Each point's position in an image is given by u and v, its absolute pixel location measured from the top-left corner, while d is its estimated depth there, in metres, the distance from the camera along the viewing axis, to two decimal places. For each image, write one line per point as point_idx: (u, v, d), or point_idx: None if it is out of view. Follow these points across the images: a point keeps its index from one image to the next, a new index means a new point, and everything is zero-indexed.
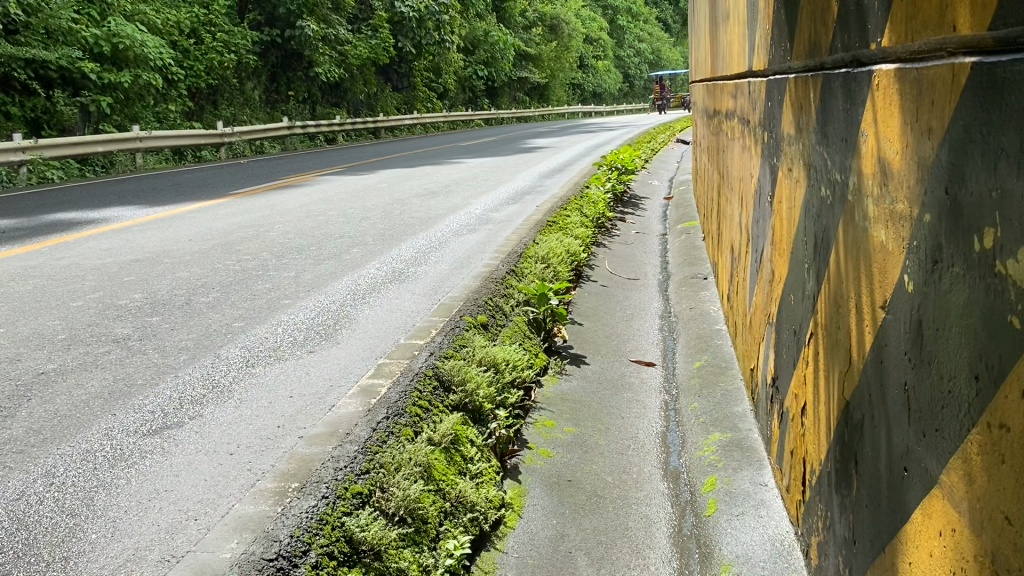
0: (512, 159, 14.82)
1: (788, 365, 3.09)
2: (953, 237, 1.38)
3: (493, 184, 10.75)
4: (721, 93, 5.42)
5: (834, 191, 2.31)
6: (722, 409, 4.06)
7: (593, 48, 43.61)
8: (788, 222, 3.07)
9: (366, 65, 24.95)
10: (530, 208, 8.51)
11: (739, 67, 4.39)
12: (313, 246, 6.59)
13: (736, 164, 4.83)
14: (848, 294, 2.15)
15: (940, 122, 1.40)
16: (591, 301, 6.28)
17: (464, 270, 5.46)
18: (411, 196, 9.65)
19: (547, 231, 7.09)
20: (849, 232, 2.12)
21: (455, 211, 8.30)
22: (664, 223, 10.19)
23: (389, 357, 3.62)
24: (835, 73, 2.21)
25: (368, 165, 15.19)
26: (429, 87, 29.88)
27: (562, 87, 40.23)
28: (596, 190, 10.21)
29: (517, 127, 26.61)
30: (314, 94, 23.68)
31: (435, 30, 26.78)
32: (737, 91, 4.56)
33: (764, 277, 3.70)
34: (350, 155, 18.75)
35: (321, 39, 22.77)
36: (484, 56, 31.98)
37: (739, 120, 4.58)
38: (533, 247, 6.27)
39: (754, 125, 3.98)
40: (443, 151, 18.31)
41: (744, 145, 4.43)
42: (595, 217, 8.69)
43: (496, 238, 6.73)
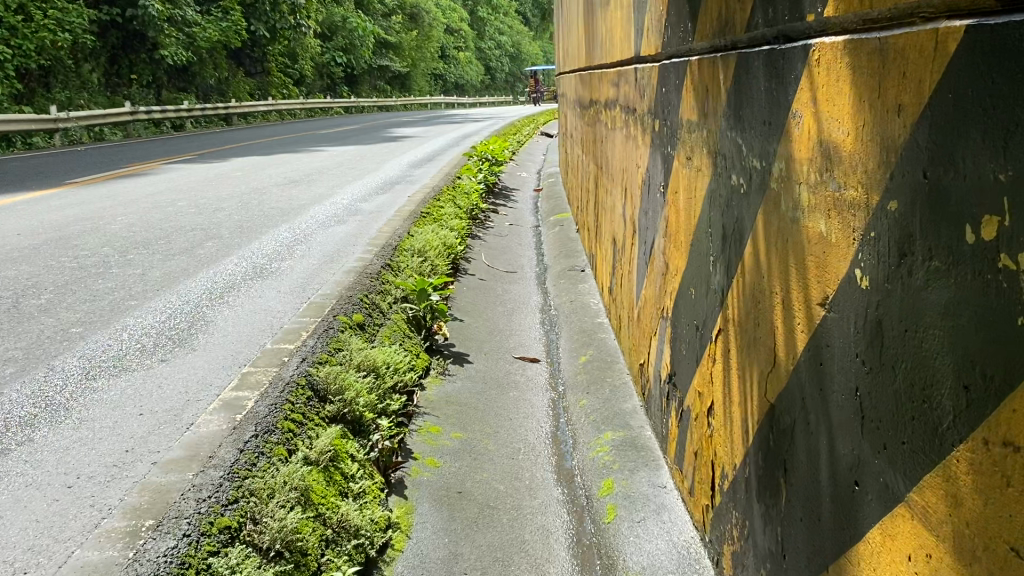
0: (377, 149, 14.39)
1: (685, 363, 2.94)
2: (932, 227, 1.22)
3: (358, 173, 10.34)
4: (600, 81, 5.29)
5: (749, 179, 2.15)
6: (612, 406, 3.91)
7: (454, 39, 43.38)
8: (686, 212, 2.92)
9: (217, 48, 23.79)
10: (400, 198, 8.19)
11: (623, 52, 4.24)
12: (163, 240, 6.05)
13: (618, 153, 4.70)
14: (770, 289, 1.99)
15: (915, 97, 1.23)
16: (469, 295, 6.05)
17: (334, 265, 5.10)
18: (271, 185, 9.12)
19: (420, 223, 6.79)
20: (772, 223, 1.97)
21: (320, 202, 7.87)
22: (535, 214, 10.10)
23: (256, 365, 3.25)
24: (754, 51, 2.04)
25: (223, 153, 14.40)
26: (285, 73, 28.84)
27: (423, 77, 39.78)
28: (466, 180, 9.99)
29: (378, 117, 26.08)
30: (160, 78, 22.36)
31: (290, 15, 25.90)
32: (620, 78, 4.42)
33: (655, 271, 3.57)
34: (202, 142, 17.78)
35: (167, 20, 21.52)
36: (343, 43, 31.16)
37: (622, 108, 4.44)
38: (407, 240, 5.97)
39: (641, 112, 3.84)
40: (303, 140, 17.64)
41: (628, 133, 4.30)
42: (467, 208, 8.47)
43: (365, 230, 6.38)
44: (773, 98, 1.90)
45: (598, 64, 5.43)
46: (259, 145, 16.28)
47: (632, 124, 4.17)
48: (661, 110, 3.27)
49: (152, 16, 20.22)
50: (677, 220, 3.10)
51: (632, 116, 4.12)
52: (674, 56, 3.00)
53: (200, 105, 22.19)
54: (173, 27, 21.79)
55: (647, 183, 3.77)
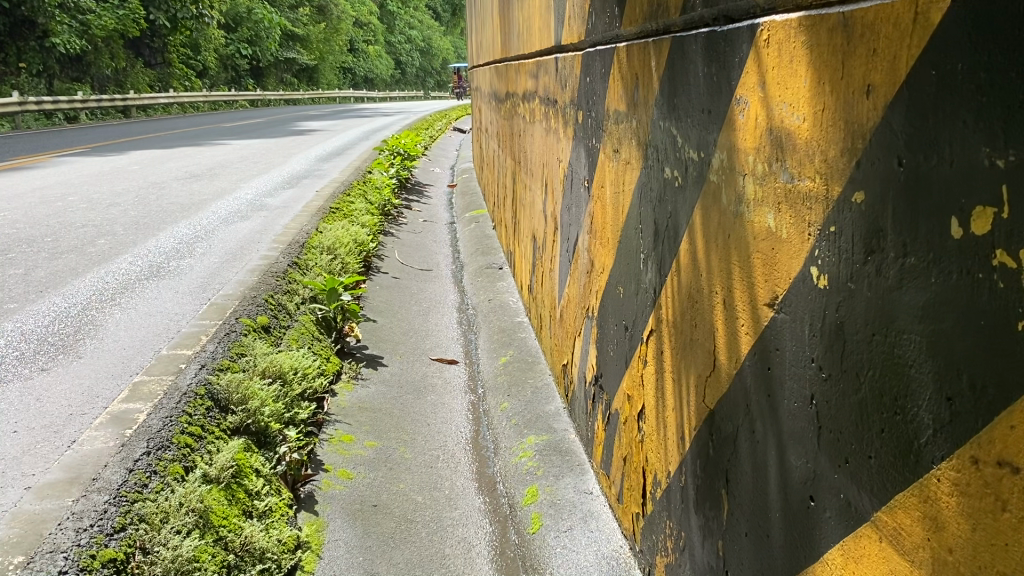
0: (284, 143, 13.93)
1: (613, 365, 2.81)
2: (906, 221, 1.10)
3: (264, 168, 9.94)
4: (518, 72, 5.14)
5: (683, 171, 2.03)
6: (534, 409, 3.76)
7: (363, 33, 42.71)
8: (613, 207, 2.79)
9: (113, 37, 22.75)
10: (308, 193, 7.88)
11: (543, 43, 4.10)
12: (49, 237, 5.62)
13: (538, 147, 4.56)
14: (708, 287, 1.87)
15: (888, 76, 1.11)
16: (382, 294, 5.82)
17: (237, 263, 4.81)
18: (171, 180, 8.67)
19: (330, 219, 6.52)
20: (710, 217, 1.84)
21: (222, 197, 7.50)
22: (449, 211, 9.90)
23: (149, 373, 2.97)
24: (690, 35, 1.92)
25: (120, 146, 13.71)
26: (187, 65, 27.81)
27: (333, 71, 39.02)
28: (378, 176, 9.71)
29: (286, 110, 25.41)
30: (52, 67, 21.23)
31: (191, 4, 25.01)
32: (539, 69, 4.28)
33: (579, 268, 3.44)
34: (96, 135, 16.93)
35: (58, 6, 20.44)
36: (248, 34, 30.24)
37: (541, 101, 4.31)
38: (317, 236, 5.71)
39: (562, 103, 3.70)
40: (206, 133, 16.98)
41: (548, 126, 4.16)
42: (379, 204, 8.22)
43: (272, 226, 6.07)
44: (712, 84, 1.77)
45: (515, 56, 5.29)
46: (159, 138, 15.58)
47: (552, 116, 4.03)
48: (584, 100, 3.14)
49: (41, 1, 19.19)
50: (602, 215, 2.97)
51: (552, 108, 3.98)
52: (599, 44, 2.86)
53: (95, 96, 21.16)
54: (64, 13, 20.71)
55: (569, 178, 3.63)
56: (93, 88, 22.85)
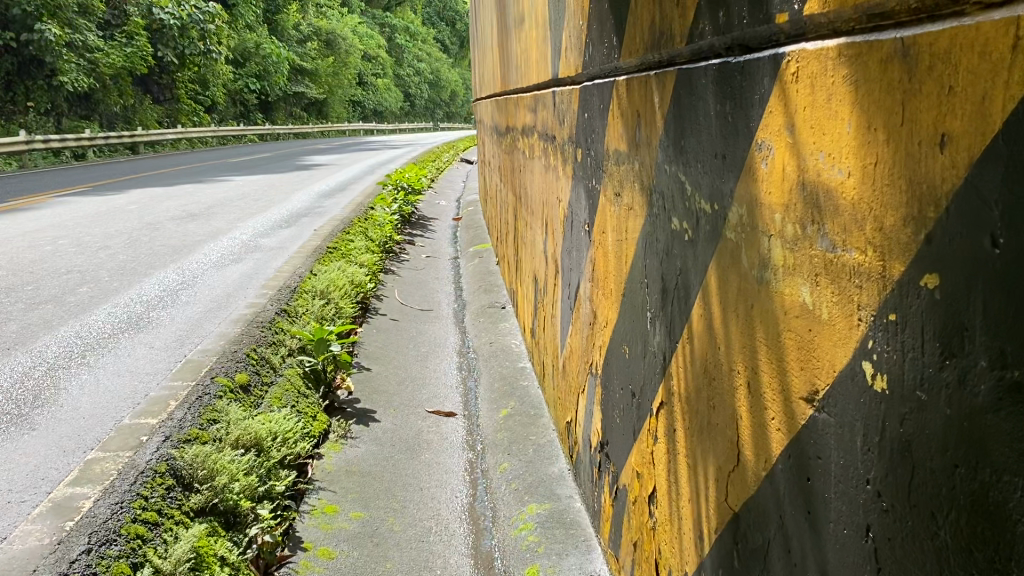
0: (289, 178, 13.73)
1: (619, 433, 2.50)
2: (1003, 319, 0.80)
3: (264, 205, 9.71)
4: (517, 105, 4.87)
5: (694, 224, 1.73)
6: (536, 472, 3.43)
7: (372, 66, 42.91)
8: (615, 257, 2.50)
9: (122, 74, 22.76)
10: (306, 231, 7.63)
11: (540, 76, 3.83)
12: (30, 285, 5.38)
13: (538, 184, 4.28)
14: (728, 364, 1.57)
15: (971, 121, 0.82)
16: (379, 339, 5.52)
17: (222, 312, 4.54)
18: (167, 220, 8.44)
19: (326, 259, 6.24)
20: (727, 283, 1.55)
21: (216, 237, 7.25)
22: (453, 246, 9.64)
23: (104, 449, 2.68)
24: (700, 67, 1.63)
25: (123, 184, 13.54)
26: (196, 100, 27.84)
27: (342, 103, 39.11)
28: (380, 211, 9.46)
29: (294, 145, 25.36)
30: (60, 106, 21.20)
31: (199, 40, 25.08)
32: (537, 103, 4.01)
33: (581, 319, 3.13)
34: (101, 172, 16.82)
35: (66, 45, 20.51)
36: (256, 69, 30.30)
37: (539, 136, 4.04)
38: (309, 279, 5.43)
39: (561, 140, 3.42)
40: (211, 168, 16.82)
41: (548, 163, 3.88)
42: (380, 241, 7.96)
43: (263, 268, 5.80)
44: (726, 126, 1.49)
45: (515, 88, 5.02)
46: (164, 175, 15.43)
47: (551, 152, 3.76)
48: (583, 138, 2.86)
49: (49, 41, 19.23)
50: (604, 264, 2.67)
51: (552, 144, 3.70)
52: (597, 76, 2.59)
53: (102, 133, 21.11)
54: (72, 52, 20.74)
55: (570, 220, 3.34)
56: (101, 125, 22.83)
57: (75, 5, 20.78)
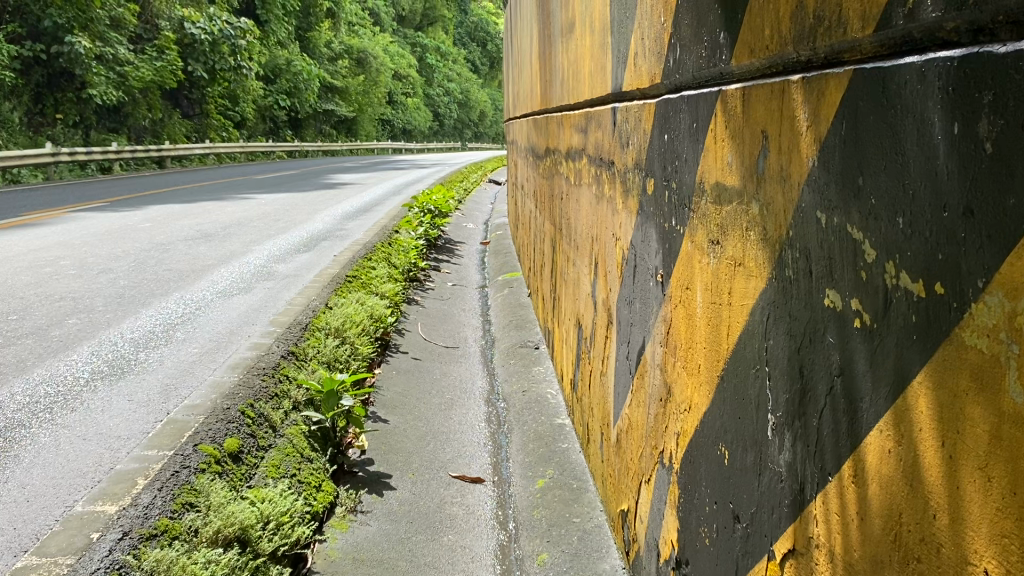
0: (312, 197, 13.23)
1: (709, 561, 1.88)
2: None
3: (283, 226, 9.18)
4: (562, 124, 4.28)
5: (877, 307, 1.13)
6: (583, 571, 2.80)
7: (402, 86, 42.70)
8: (708, 326, 1.88)
9: (151, 88, 22.55)
10: (324, 256, 7.08)
11: (595, 92, 3.24)
12: (15, 314, 4.85)
13: (586, 215, 3.68)
14: (961, 552, 0.96)
15: None
16: (398, 383, 4.92)
17: (220, 355, 3.97)
18: (178, 240, 7.92)
19: (344, 290, 5.66)
20: (965, 419, 0.94)
21: (228, 261, 6.72)
22: (482, 274, 9.05)
23: (39, 554, 2.11)
24: (907, 63, 1.04)
25: (142, 200, 13.10)
26: (225, 116, 27.61)
27: (371, 122, 38.83)
28: (405, 235, 8.90)
29: (321, 162, 24.98)
30: (88, 118, 20.97)
31: (230, 55, 24.85)
32: (589, 122, 3.41)
33: (647, 391, 2.52)
34: (123, 187, 16.43)
35: (96, 58, 20.31)
36: (286, 86, 30.09)
37: (591, 161, 3.44)
38: (323, 314, 4.86)
39: (621, 166, 2.81)
40: (235, 185, 16.41)
41: (601, 193, 3.27)
42: (404, 269, 7.39)
43: (274, 299, 5.24)
44: (981, 159, 0.90)
45: (558, 106, 4.44)
46: (185, 191, 15.00)
47: (605, 180, 3.16)
48: (659, 164, 2.25)
49: (79, 53, 19.03)
50: (685, 330, 2.07)
51: (607, 170, 3.10)
52: (686, 87, 1.99)
53: (129, 146, 20.83)
54: (101, 65, 20.54)
55: (631, 265, 2.73)
56: (129, 138, 22.59)
57: (107, 19, 20.60)
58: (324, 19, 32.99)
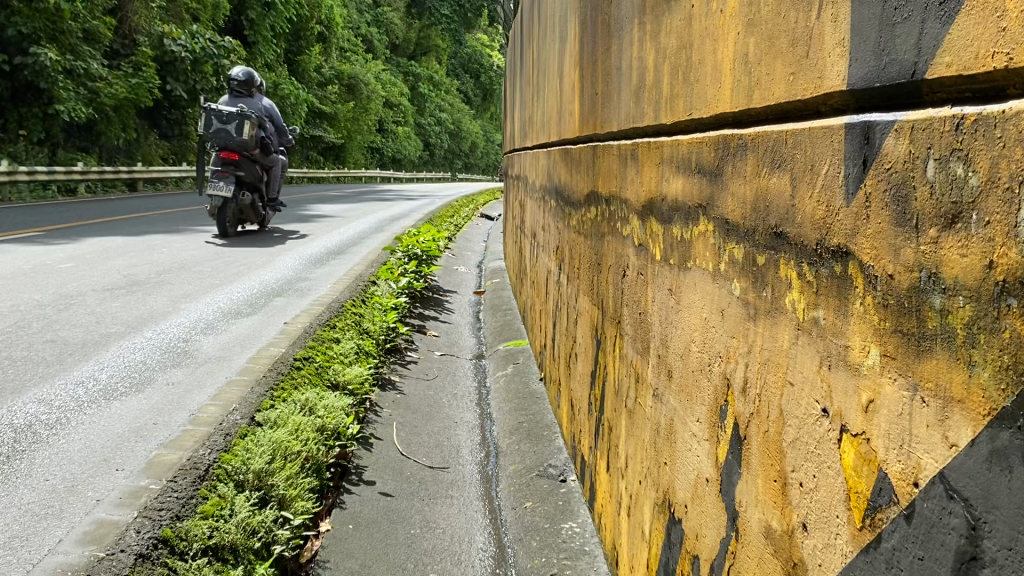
0: (281, 232, 11.44)
1: None
2: None
3: (233, 273, 7.41)
4: (634, 160, 2.62)
5: None
6: None
7: (395, 114, 41.07)
8: None
9: (125, 106, 20.82)
10: (273, 323, 5.35)
11: (766, 96, 1.56)
12: None
13: (702, 329, 1.98)
14: None
15: None
16: (357, 547, 3.20)
17: (27, 553, 2.27)
18: (92, 290, 6.18)
19: (289, 386, 3.91)
20: None
21: (139, 327, 4.98)
22: (476, 337, 7.32)
23: None
24: None
25: (86, 229, 11.30)
26: (206, 138, 25.86)
27: (361, 150, 37.12)
28: (383, 287, 7.19)
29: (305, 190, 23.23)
30: (55, 135, 19.12)
31: (212, 75, 23.13)
32: (734, 157, 1.71)
33: None
34: (76, 212, 14.58)
35: (64, 72, 18.60)
36: (272, 109, 28.35)
37: (728, 232, 1.77)
38: (243, 439, 3.13)
39: (894, 272, 1.12)
40: (201, 213, 14.61)
41: (769, 305, 1.57)
42: (378, 339, 5.68)
43: (179, 403, 3.53)
44: None
45: (627, 132, 2.75)
46: (141, 220, 13.21)
47: (785, 281, 1.49)
48: None
49: (45, 66, 17.35)
50: None
51: (804, 266, 1.41)
52: None
53: (97, 166, 19.04)
54: (70, 80, 18.83)
55: (938, 543, 1.03)
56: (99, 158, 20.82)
57: (79, 31, 18.93)
58: (314, 42, 31.43)
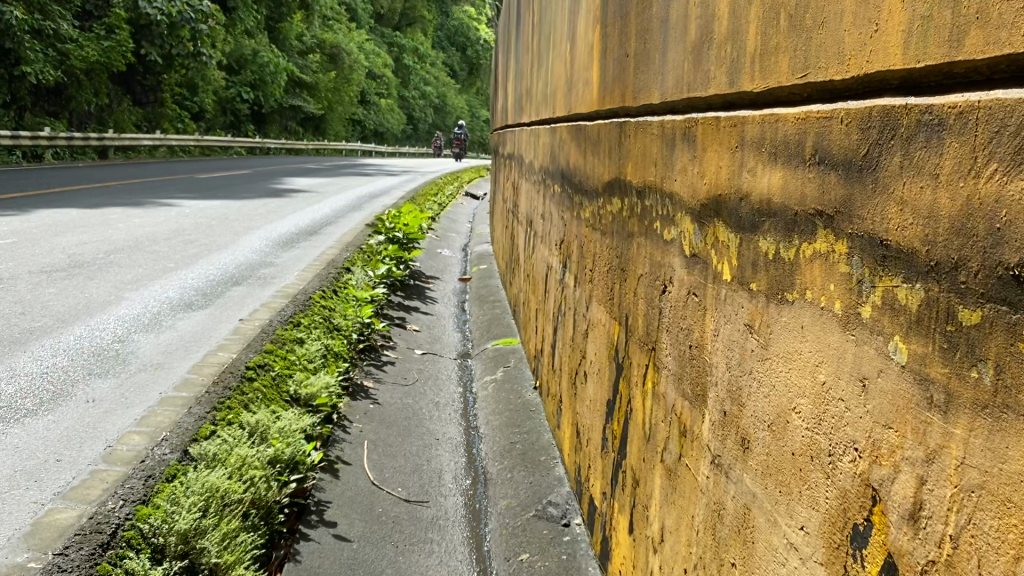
0: (252, 208, 10.64)
1: None
2: None
3: (192, 255, 6.67)
4: (687, 141, 1.97)
5: None
6: None
7: (378, 86, 39.88)
8: None
9: (96, 70, 19.80)
10: (229, 319, 4.66)
11: (999, 40, 0.92)
12: None
13: (816, 399, 1.33)
14: None
15: None
16: None
17: None
18: (27, 273, 5.45)
19: (237, 404, 3.23)
20: None
21: (68, 320, 4.28)
22: (461, 333, 6.65)
23: None
24: None
25: (40, 199, 10.42)
26: (182, 106, 24.80)
27: (343, 122, 36.00)
28: (359, 274, 6.50)
29: (282, 163, 22.27)
30: (22, 99, 18.08)
31: (190, 41, 22.09)
32: (909, 142, 1.07)
33: None
34: (37, 179, 13.68)
35: (31, 31, 17.55)
36: (252, 78, 27.29)
37: (889, 259, 1.12)
38: (169, 482, 2.47)
39: None
40: (170, 185, 13.74)
41: (990, 396, 0.93)
42: (349, 338, 5.00)
43: (94, 430, 2.85)
44: None
45: (675, 104, 2.09)
46: (103, 189, 12.31)
47: None
48: None
49: (11, 24, 16.33)
50: None
51: None
52: None
53: (65, 132, 18.05)
54: (38, 41, 17.80)
55: None
56: (69, 123, 19.77)
57: None
58: (297, 10, 30.27)
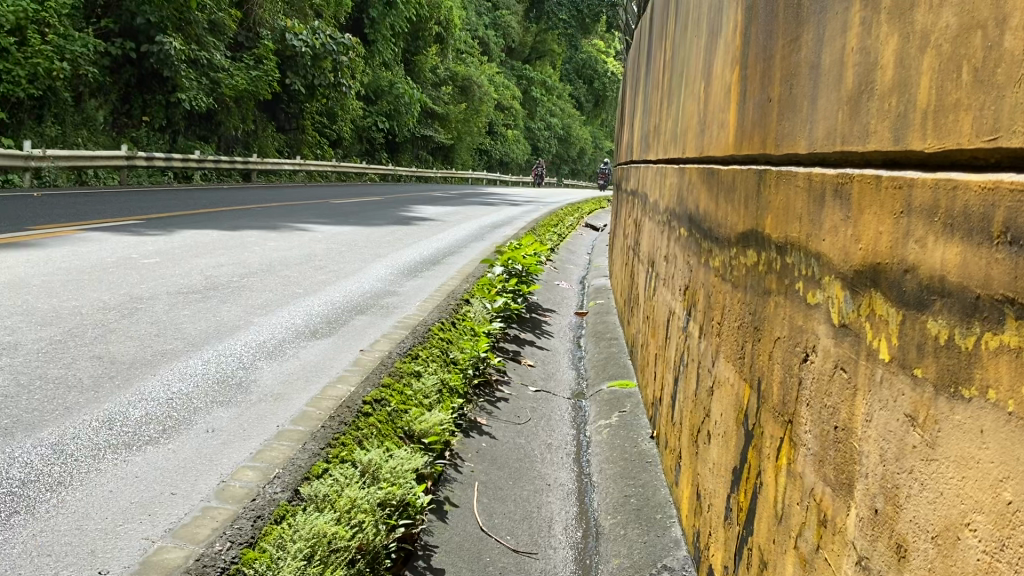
0: (379, 235, 10.83)
1: None
2: None
3: (319, 281, 6.81)
4: (840, 198, 1.78)
5: None
6: None
7: (506, 116, 40.42)
8: None
9: (243, 98, 20.85)
10: (349, 349, 4.69)
11: None
12: None
13: (999, 519, 1.13)
14: None
15: None
16: None
17: None
18: (164, 293, 5.68)
19: (351, 441, 3.19)
20: None
21: (197, 344, 4.39)
22: (578, 371, 6.50)
23: None
24: None
25: (184, 219, 10.96)
26: (320, 132, 25.79)
27: (471, 151, 36.62)
28: (479, 307, 6.46)
29: (410, 190, 22.78)
30: (176, 123, 19.20)
31: (331, 71, 22.99)
32: None
33: None
34: (184, 199, 14.44)
35: (188, 61, 18.64)
36: (387, 107, 28.15)
37: None
38: (279, 523, 2.43)
39: None
40: (304, 208, 14.23)
41: None
42: (466, 373, 4.94)
43: (210, 463, 2.87)
44: None
45: (827, 156, 1.91)
46: (242, 211, 12.86)
47: None
48: None
49: (170, 54, 17.39)
50: None
51: None
52: None
53: (212, 155, 19.03)
54: (193, 69, 18.89)
55: None
56: (217, 146, 20.84)
57: (204, 22, 18.97)
58: (433, 42, 31.08)
